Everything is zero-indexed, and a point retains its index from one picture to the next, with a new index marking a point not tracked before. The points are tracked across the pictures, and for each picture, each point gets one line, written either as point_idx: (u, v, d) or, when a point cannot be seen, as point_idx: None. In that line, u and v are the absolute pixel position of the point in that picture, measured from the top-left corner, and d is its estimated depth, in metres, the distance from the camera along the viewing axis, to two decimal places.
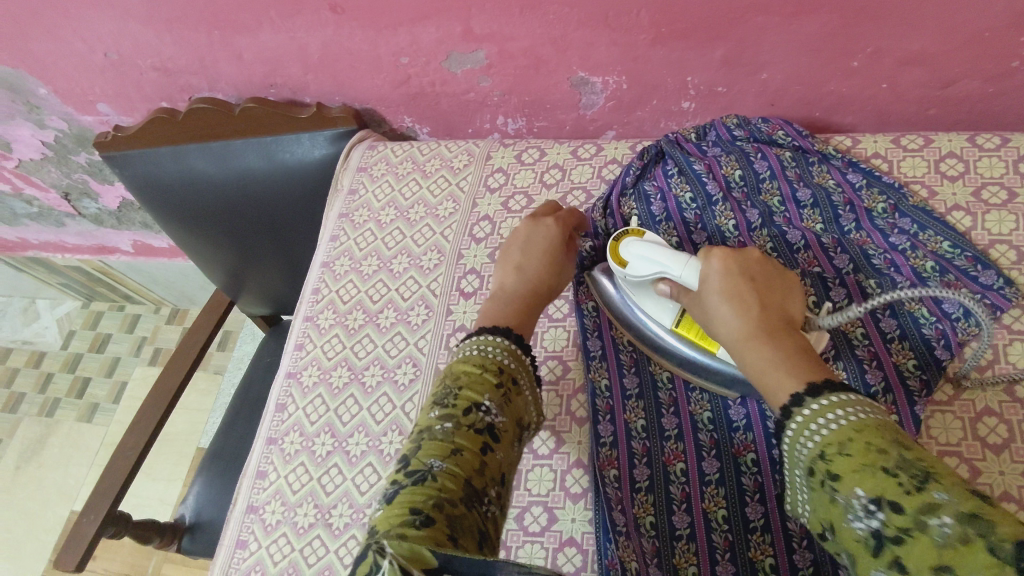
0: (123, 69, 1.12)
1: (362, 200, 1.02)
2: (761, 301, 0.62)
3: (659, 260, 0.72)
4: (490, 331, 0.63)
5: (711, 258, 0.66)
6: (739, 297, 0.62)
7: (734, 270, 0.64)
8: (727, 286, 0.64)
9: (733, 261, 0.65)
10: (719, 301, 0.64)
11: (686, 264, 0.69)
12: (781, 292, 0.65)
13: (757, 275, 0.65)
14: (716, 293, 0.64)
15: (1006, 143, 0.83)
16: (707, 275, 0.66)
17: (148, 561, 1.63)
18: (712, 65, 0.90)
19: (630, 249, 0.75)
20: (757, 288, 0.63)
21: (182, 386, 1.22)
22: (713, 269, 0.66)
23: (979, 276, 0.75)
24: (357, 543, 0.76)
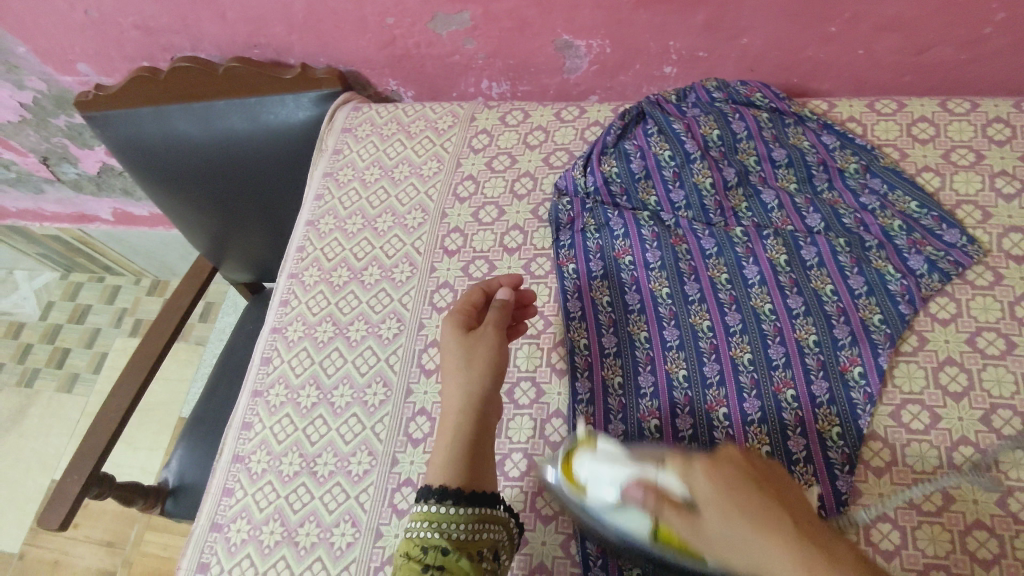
0: (104, 27, 1.11)
1: (347, 159, 1.03)
2: (781, 512, 0.49)
3: (630, 471, 0.57)
4: (423, 498, 0.62)
5: (693, 461, 0.53)
6: (761, 521, 0.49)
7: (728, 482, 0.51)
8: (734, 491, 0.50)
9: (723, 466, 0.52)
10: (726, 523, 0.49)
11: (658, 476, 0.55)
12: (778, 480, 0.54)
13: (757, 473, 0.53)
14: (723, 516, 0.49)
15: (975, 108, 0.86)
16: (698, 493, 0.51)
17: (131, 529, 1.63)
18: (693, 30, 0.92)
19: (583, 483, 0.60)
20: (762, 487, 0.51)
21: (164, 349, 1.21)
22: (702, 480, 0.51)
23: (943, 234, 0.79)
24: (342, 489, 0.78)
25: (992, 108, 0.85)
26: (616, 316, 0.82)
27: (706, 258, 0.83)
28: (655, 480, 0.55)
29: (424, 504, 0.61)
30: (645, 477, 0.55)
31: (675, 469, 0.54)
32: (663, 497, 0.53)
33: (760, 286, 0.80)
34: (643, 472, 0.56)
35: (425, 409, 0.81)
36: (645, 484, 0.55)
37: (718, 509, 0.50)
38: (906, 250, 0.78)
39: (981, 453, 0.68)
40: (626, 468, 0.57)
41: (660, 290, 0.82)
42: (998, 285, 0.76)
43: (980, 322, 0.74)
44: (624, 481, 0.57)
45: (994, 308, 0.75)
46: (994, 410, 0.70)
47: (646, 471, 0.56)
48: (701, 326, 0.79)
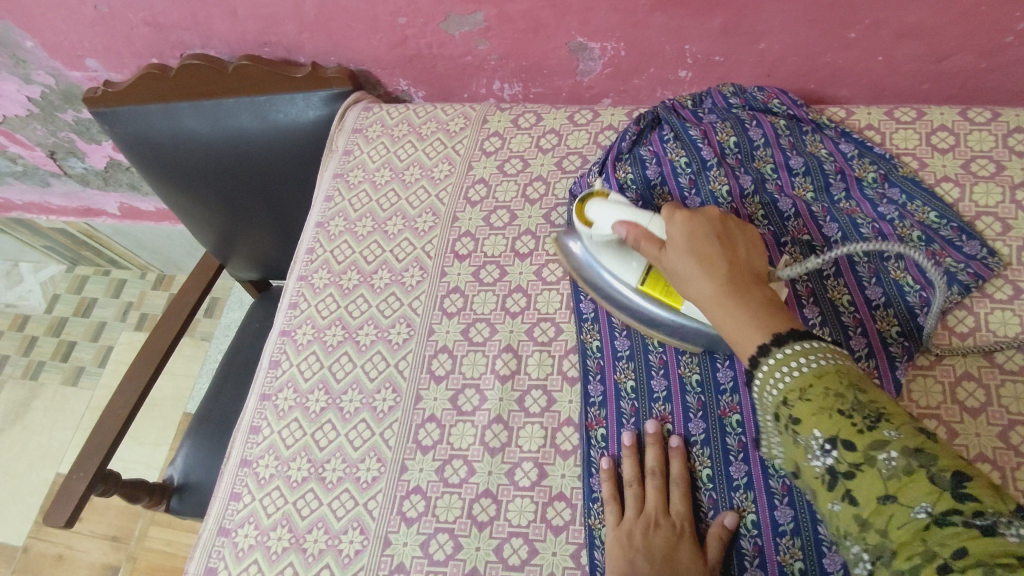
0: (114, 23, 1.10)
1: (357, 160, 1.02)
2: (726, 258, 0.61)
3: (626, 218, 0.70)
4: None
5: (666, 215, 0.66)
6: (700, 261, 0.61)
7: (697, 227, 0.63)
8: (689, 238, 0.63)
9: (699, 220, 0.64)
10: (678, 258, 0.63)
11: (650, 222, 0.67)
12: (749, 246, 0.64)
13: (723, 230, 0.63)
14: (681, 251, 0.62)
15: (996, 118, 0.85)
16: (669, 236, 0.64)
17: (135, 524, 1.63)
18: (710, 34, 0.90)
19: (595, 209, 0.73)
20: (724, 243, 0.62)
21: (170, 347, 1.21)
22: (677, 226, 0.64)
23: (963, 246, 0.77)
24: (350, 496, 0.78)
25: (1013, 118, 0.84)
26: None
27: None
28: (637, 224, 0.69)
29: None
30: (634, 220, 0.69)
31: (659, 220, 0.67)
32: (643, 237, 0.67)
33: None
34: (638, 218, 0.69)
35: (434, 416, 0.80)
36: (631, 229, 0.69)
37: (681, 238, 0.63)
38: (926, 261, 0.76)
39: (999, 471, 0.67)
40: (625, 213, 0.70)
41: None
42: (1018, 299, 0.75)
43: (999, 337, 0.73)
44: (631, 218, 0.70)
45: (1013, 323, 0.74)
46: (1012, 427, 0.69)
47: (635, 218, 0.69)
48: None
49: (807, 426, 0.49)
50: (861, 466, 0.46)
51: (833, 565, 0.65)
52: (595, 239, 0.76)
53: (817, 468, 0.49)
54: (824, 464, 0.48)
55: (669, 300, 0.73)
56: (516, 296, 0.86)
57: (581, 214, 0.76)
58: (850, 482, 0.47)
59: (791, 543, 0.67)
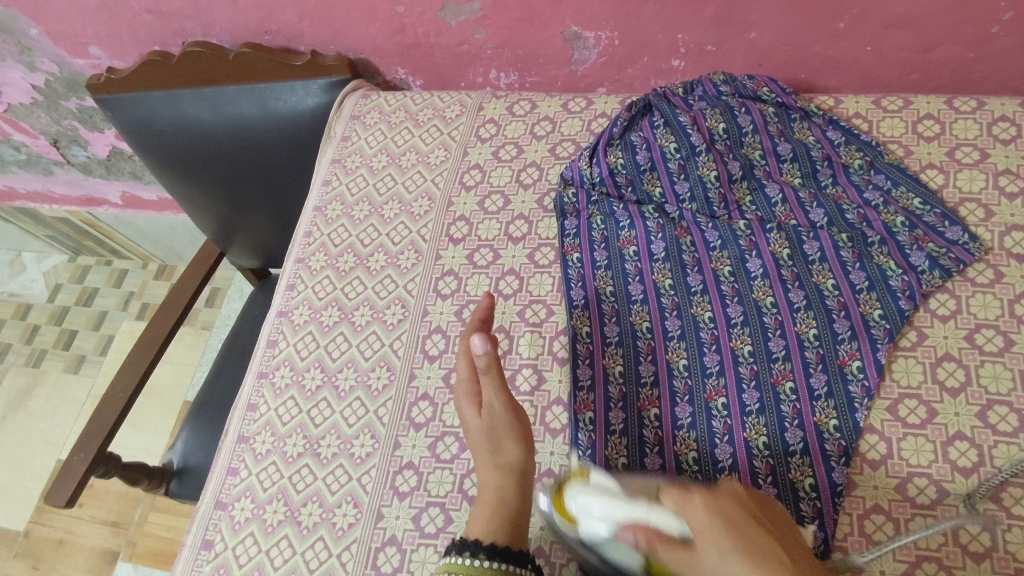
0: (116, 10, 1.12)
1: (354, 146, 1.04)
2: (787, 557, 0.47)
3: (619, 516, 0.54)
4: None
5: (669, 495, 0.52)
6: (750, 549, 0.47)
7: (726, 510, 0.50)
8: (729, 521, 0.49)
9: (720, 502, 0.51)
10: (723, 556, 0.48)
11: (650, 511, 0.53)
12: (773, 517, 0.54)
13: (742, 512, 0.51)
14: (725, 548, 0.48)
15: (981, 106, 0.86)
16: (693, 521, 0.50)
17: (135, 509, 1.65)
18: (702, 23, 0.92)
19: (578, 507, 0.58)
20: (759, 521, 0.51)
21: (171, 331, 1.23)
22: (698, 510, 0.50)
23: (945, 231, 0.79)
24: (344, 471, 0.79)
25: (998, 107, 0.86)
26: (618, 306, 0.83)
27: (710, 250, 0.84)
28: (648, 523, 0.53)
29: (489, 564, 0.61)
30: (637, 517, 0.53)
31: (668, 508, 0.52)
32: (658, 538, 0.51)
33: (762, 279, 0.81)
34: (636, 513, 0.53)
35: (427, 395, 0.82)
36: (638, 528, 0.53)
37: (722, 561, 0.48)
38: (908, 247, 0.79)
39: (976, 449, 0.69)
40: (616, 507, 0.55)
41: (663, 281, 0.83)
42: (999, 283, 0.76)
43: (979, 319, 0.75)
44: (622, 518, 0.54)
45: (994, 306, 0.75)
46: (990, 406, 0.70)
47: (637, 513, 0.53)
48: (703, 317, 0.80)
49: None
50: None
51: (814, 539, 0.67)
52: (586, 543, 0.59)
53: None
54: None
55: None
56: (509, 279, 0.88)
57: (563, 513, 0.60)
58: None
59: None
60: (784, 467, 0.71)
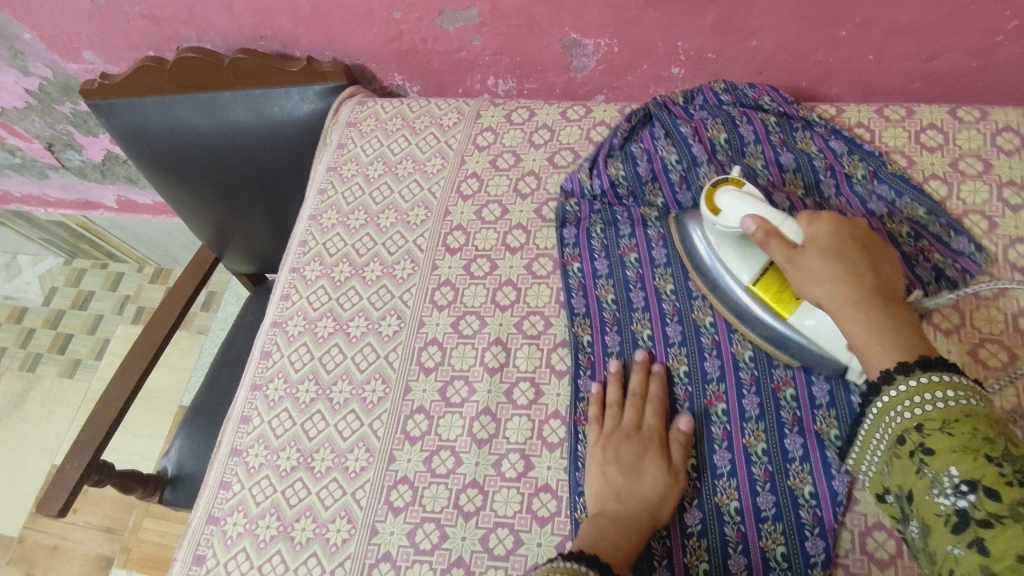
0: (110, 15, 1.11)
1: (350, 154, 1.03)
2: (869, 276, 0.63)
3: (753, 209, 0.71)
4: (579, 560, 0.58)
5: (797, 218, 0.69)
6: (847, 273, 0.63)
7: (839, 238, 0.66)
8: (823, 245, 0.66)
9: (842, 227, 0.67)
10: (818, 261, 0.65)
11: (783, 220, 0.69)
12: (885, 261, 0.66)
13: (862, 241, 0.66)
14: (820, 259, 0.65)
15: (985, 116, 0.85)
16: (811, 236, 0.67)
17: (130, 515, 1.64)
18: (703, 30, 0.91)
19: (732, 197, 0.73)
20: (869, 259, 0.65)
21: (166, 339, 1.21)
22: (819, 229, 0.67)
23: (951, 242, 0.78)
24: (338, 486, 0.78)
25: (1002, 117, 0.85)
26: (619, 314, 0.82)
27: None
28: (772, 223, 0.69)
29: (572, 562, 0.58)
30: (767, 219, 0.69)
31: (796, 223, 0.68)
32: (774, 236, 0.68)
33: None
34: (772, 217, 0.69)
35: (423, 407, 0.81)
36: (765, 227, 0.69)
37: (818, 262, 0.65)
38: (914, 258, 0.78)
39: None
40: (758, 208, 0.71)
41: (664, 287, 0.82)
42: (1003, 297, 0.75)
43: (983, 334, 0.74)
44: (760, 212, 0.70)
45: (998, 320, 0.74)
46: None
47: (767, 215, 0.70)
48: (704, 322, 0.79)
49: (938, 460, 0.51)
50: (1003, 520, 0.46)
51: (815, 548, 0.66)
52: (718, 229, 0.74)
53: (943, 506, 0.50)
54: (955, 506, 0.49)
55: (776, 307, 0.72)
56: (506, 290, 0.87)
57: (708, 199, 0.75)
58: (986, 533, 0.46)
59: (773, 528, 0.68)
60: (783, 475, 0.70)
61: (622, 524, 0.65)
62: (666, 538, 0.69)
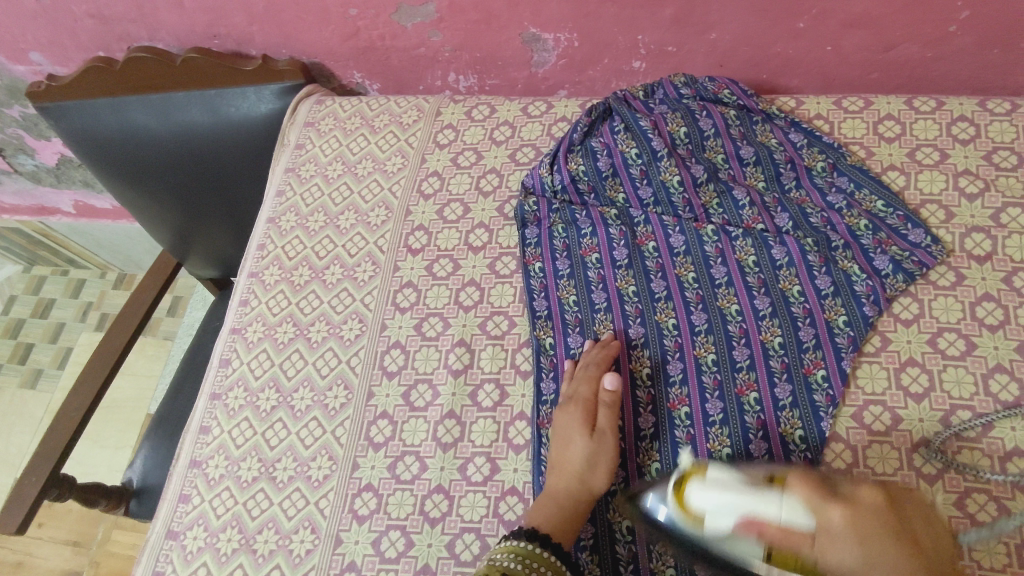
0: (55, 14, 1.07)
1: (309, 154, 1.01)
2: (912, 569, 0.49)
3: (743, 504, 0.54)
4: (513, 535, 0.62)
5: (796, 492, 0.54)
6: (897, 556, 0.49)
7: (876, 524, 0.51)
8: (864, 528, 0.50)
9: (863, 509, 0.52)
10: (850, 548, 0.50)
11: (783, 508, 0.53)
12: (920, 525, 0.55)
13: (898, 517, 0.53)
14: (856, 546, 0.50)
15: (940, 106, 0.86)
16: (830, 525, 0.51)
17: (97, 528, 1.59)
18: (662, 24, 0.90)
19: (699, 503, 0.57)
20: (906, 529, 0.52)
21: (126, 347, 1.17)
22: (840, 521, 0.51)
23: (909, 234, 0.78)
24: (301, 495, 0.76)
25: (957, 106, 0.85)
26: (582, 315, 0.81)
27: (674, 256, 0.82)
28: (767, 519, 0.53)
29: (515, 540, 0.61)
30: (757, 512, 0.54)
31: (798, 502, 0.53)
32: (789, 547, 0.52)
33: (727, 287, 0.79)
34: (763, 509, 0.53)
35: (386, 413, 0.79)
36: (753, 525, 0.53)
37: (857, 549, 0.50)
38: (872, 250, 0.78)
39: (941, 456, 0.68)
40: (742, 500, 0.54)
41: (626, 288, 0.81)
42: (960, 286, 0.75)
43: (941, 323, 0.74)
44: (748, 513, 0.54)
45: (955, 309, 0.74)
46: (954, 411, 0.70)
47: (755, 507, 0.54)
48: (667, 324, 0.78)
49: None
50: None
51: None
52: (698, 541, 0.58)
53: None
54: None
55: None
56: (470, 290, 0.85)
57: (680, 502, 0.59)
58: None
59: None
60: None
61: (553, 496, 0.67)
62: (632, 544, 0.69)
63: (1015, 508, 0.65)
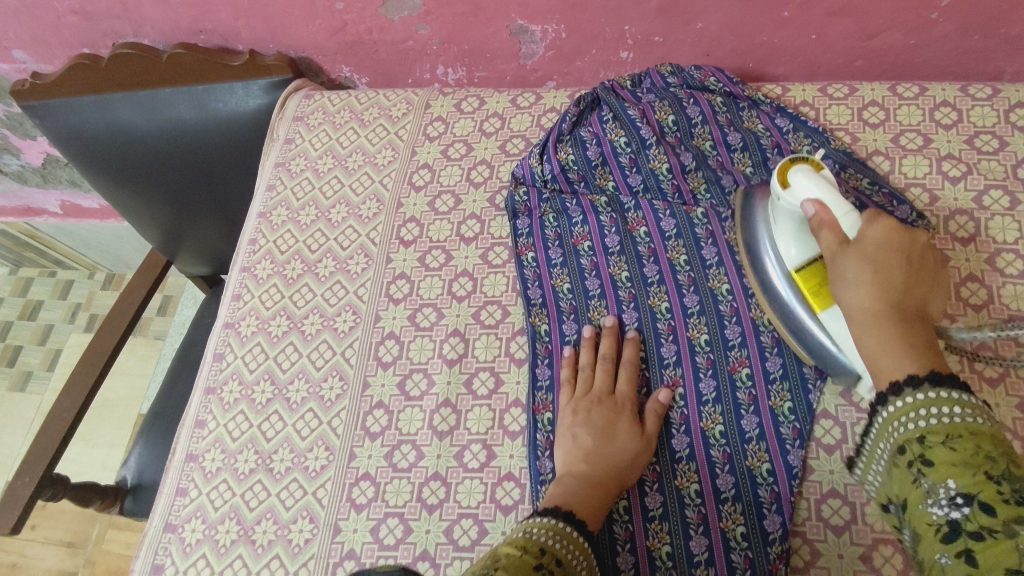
0: (38, 11, 1.06)
1: (299, 148, 1.01)
2: (900, 302, 0.56)
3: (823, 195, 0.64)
4: (547, 512, 0.62)
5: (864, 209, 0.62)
6: (887, 285, 0.57)
7: (892, 247, 0.59)
8: (880, 252, 0.58)
9: (899, 241, 0.59)
10: (862, 250, 0.59)
11: (847, 212, 0.62)
12: (931, 289, 0.59)
13: (913, 262, 0.59)
14: (861, 266, 0.58)
15: (923, 92, 0.87)
16: (866, 235, 0.60)
17: (92, 528, 1.59)
18: (648, 14, 0.91)
19: (803, 173, 0.66)
20: (915, 282, 0.58)
21: (118, 345, 1.16)
22: (873, 234, 0.59)
23: (894, 213, 0.80)
24: (299, 486, 0.77)
25: (939, 92, 0.87)
26: (576, 302, 0.82)
27: (665, 239, 0.83)
28: (833, 213, 0.62)
29: (551, 518, 0.62)
30: (830, 207, 0.63)
31: (858, 219, 0.61)
32: (831, 224, 0.62)
33: (717, 267, 0.80)
34: (834, 204, 0.63)
35: (382, 402, 0.80)
36: (822, 208, 0.63)
37: (858, 263, 0.58)
38: None
39: None
40: (828, 194, 0.63)
41: (619, 274, 0.82)
42: (945, 267, 0.77)
43: None
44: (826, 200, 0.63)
45: None
46: None
47: (828, 199, 0.63)
48: (660, 307, 0.79)
49: (939, 471, 0.47)
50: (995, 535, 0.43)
51: (773, 525, 0.67)
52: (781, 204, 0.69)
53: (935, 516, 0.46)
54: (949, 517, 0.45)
55: (812, 301, 0.67)
56: (463, 280, 0.86)
57: (780, 172, 0.69)
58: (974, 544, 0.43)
59: (733, 508, 0.69)
60: (741, 455, 0.71)
61: (589, 483, 0.67)
62: (628, 523, 0.70)
63: None
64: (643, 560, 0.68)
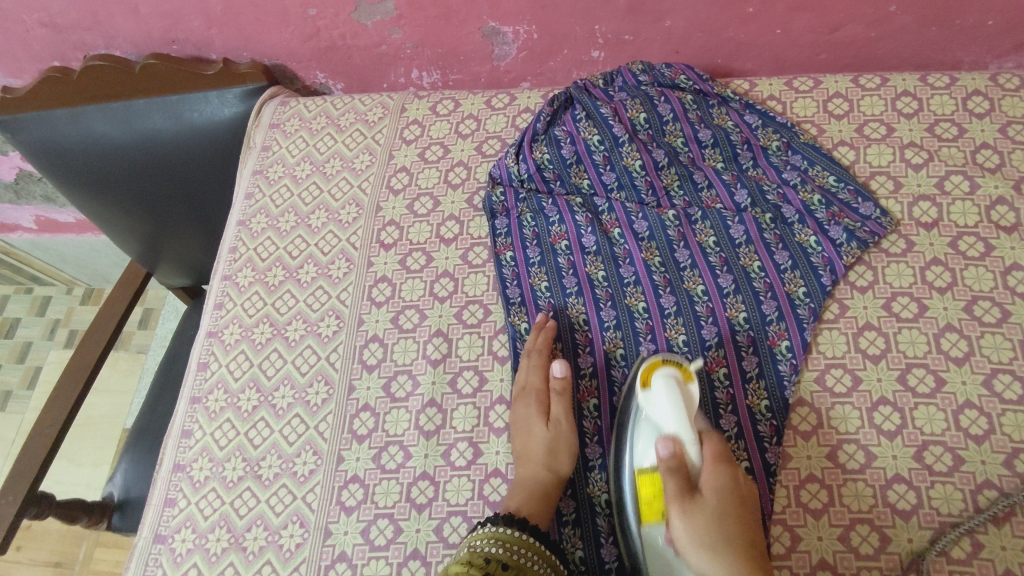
0: (6, 25, 1.05)
1: (276, 155, 1.02)
2: (746, 542, 0.60)
3: (681, 430, 0.64)
4: (489, 522, 0.66)
5: (707, 448, 0.64)
6: (722, 535, 0.59)
7: (720, 467, 0.63)
8: (718, 504, 0.61)
9: (720, 463, 0.63)
10: (703, 519, 0.60)
11: (691, 442, 0.64)
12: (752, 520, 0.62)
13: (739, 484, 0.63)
14: (697, 537, 0.59)
15: (885, 83, 0.90)
16: (711, 492, 0.62)
17: (79, 547, 1.56)
18: (617, 14, 0.93)
19: (665, 382, 0.66)
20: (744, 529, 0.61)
21: (100, 359, 1.14)
22: (708, 478, 0.62)
23: (859, 207, 0.82)
24: (288, 491, 0.77)
25: (901, 82, 0.89)
26: (555, 300, 0.83)
27: (639, 241, 0.84)
28: (685, 452, 0.63)
29: (492, 526, 0.66)
30: (683, 445, 0.64)
31: (699, 448, 0.64)
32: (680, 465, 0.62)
33: (691, 269, 0.82)
34: (682, 433, 0.64)
35: (368, 405, 0.81)
36: (678, 449, 0.63)
37: (694, 551, 0.59)
38: (826, 223, 0.82)
39: (899, 412, 0.72)
40: (680, 428, 0.64)
41: (596, 273, 0.83)
42: (910, 252, 0.79)
43: (895, 288, 0.78)
44: (677, 432, 0.64)
45: (907, 274, 0.78)
46: (909, 369, 0.73)
47: (681, 432, 0.64)
48: (637, 308, 0.81)
49: None
50: None
51: None
52: (644, 406, 0.67)
53: None
54: None
55: (643, 508, 0.65)
56: (444, 281, 0.87)
57: (644, 375, 0.68)
58: None
59: None
60: None
61: (519, 486, 0.70)
62: (611, 516, 0.72)
63: (969, 456, 0.69)
64: (626, 551, 0.70)
